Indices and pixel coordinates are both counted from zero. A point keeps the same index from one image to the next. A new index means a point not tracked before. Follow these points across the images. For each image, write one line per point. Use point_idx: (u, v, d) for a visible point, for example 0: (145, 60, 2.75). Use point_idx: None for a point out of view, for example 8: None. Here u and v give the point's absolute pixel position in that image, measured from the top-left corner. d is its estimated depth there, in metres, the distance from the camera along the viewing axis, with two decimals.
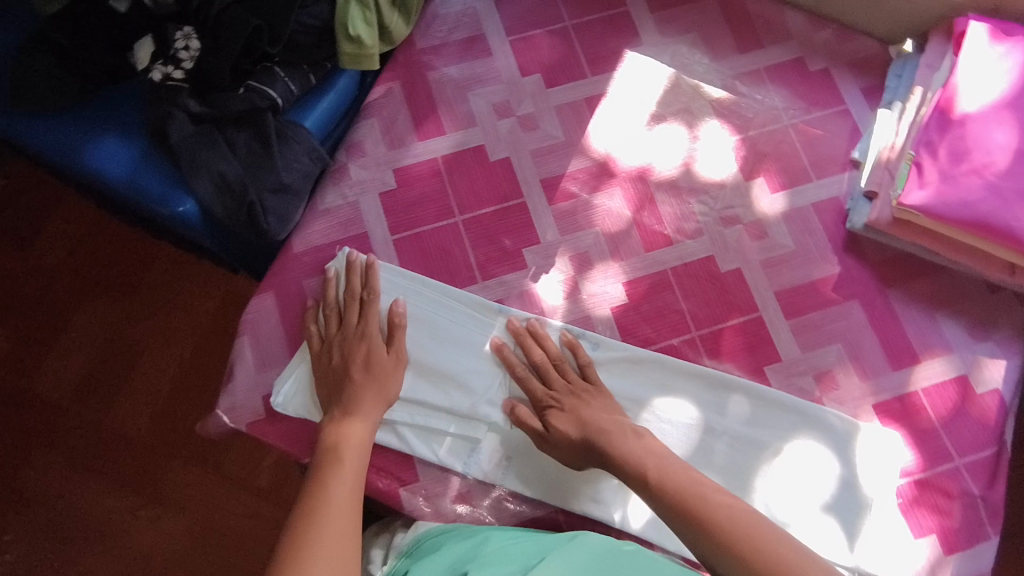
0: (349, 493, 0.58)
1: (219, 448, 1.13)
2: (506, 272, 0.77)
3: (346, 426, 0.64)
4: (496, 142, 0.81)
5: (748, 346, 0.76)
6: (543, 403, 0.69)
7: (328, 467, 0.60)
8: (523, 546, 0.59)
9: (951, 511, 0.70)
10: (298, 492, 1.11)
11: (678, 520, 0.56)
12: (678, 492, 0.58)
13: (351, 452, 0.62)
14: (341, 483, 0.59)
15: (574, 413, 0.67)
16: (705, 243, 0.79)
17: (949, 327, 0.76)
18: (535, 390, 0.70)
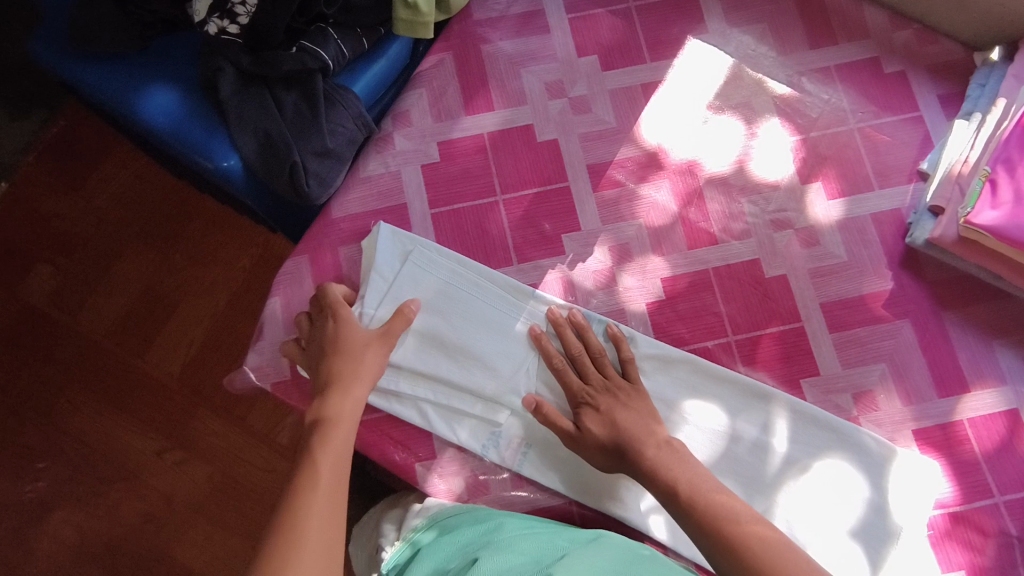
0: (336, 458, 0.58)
1: (246, 402, 1.17)
2: (542, 257, 0.76)
3: (344, 385, 0.65)
4: (545, 123, 0.80)
5: (786, 356, 0.73)
6: (578, 398, 0.68)
7: (325, 425, 0.61)
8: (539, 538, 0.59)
9: (985, 550, 0.67)
10: None
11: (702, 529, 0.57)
12: (711, 512, 0.58)
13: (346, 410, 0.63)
14: (337, 441, 0.60)
15: (608, 415, 0.66)
16: (751, 246, 0.76)
17: (1005, 357, 0.72)
18: (573, 384, 0.69)
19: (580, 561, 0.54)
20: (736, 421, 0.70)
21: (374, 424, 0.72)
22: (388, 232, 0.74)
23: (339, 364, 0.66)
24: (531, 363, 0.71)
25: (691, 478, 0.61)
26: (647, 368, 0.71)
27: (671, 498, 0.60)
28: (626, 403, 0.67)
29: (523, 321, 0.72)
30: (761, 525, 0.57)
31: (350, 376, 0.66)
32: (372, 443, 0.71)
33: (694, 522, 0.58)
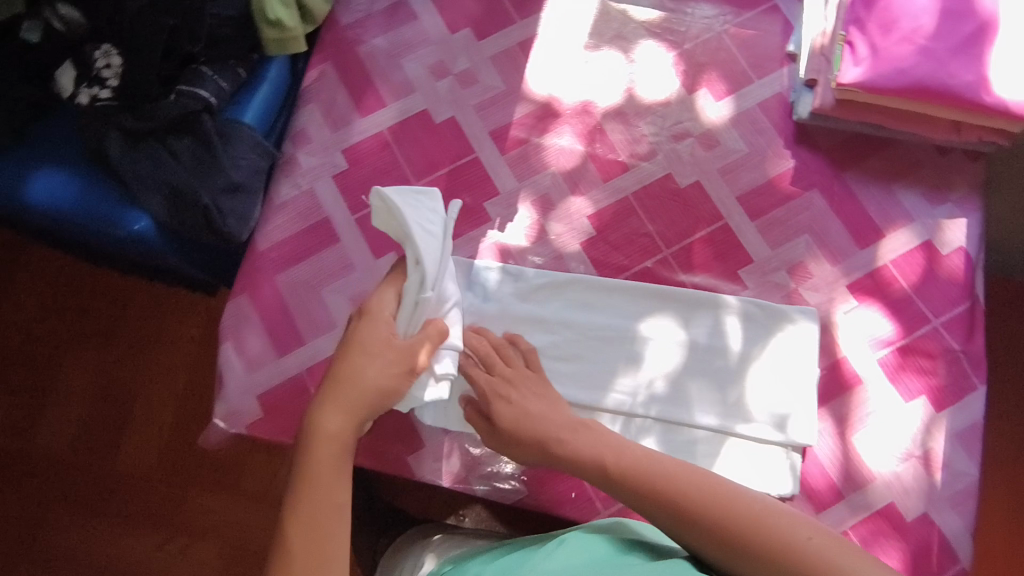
0: (324, 501, 0.51)
1: (241, 456, 1.15)
2: (472, 230, 0.78)
3: (321, 413, 0.55)
4: (439, 104, 0.82)
5: (719, 254, 0.78)
6: (484, 391, 0.66)
7: (306, 461, 0.53)
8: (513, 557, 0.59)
9: (936, 371, 0.73)
10: None
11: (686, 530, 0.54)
12: (684, 494, 0.55)
13: (317, 471, 0.52)
14: (326, 479, 0.52)
15: (521, 407, 0.64)
16: (660, 163, 0.80)
17: (906, 197, 0.78)
18: (482, 383, 0.67)
19: None
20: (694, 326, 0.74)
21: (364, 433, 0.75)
22: (393, 208, 0.61)
23: (330, 412, 0.55)
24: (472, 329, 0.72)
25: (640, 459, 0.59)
26: (604, 304, 0.75)
27: (627, 493, 0.58)
28: (537, 392, 0.66)
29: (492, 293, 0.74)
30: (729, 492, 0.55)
31: (325, 429, 0.54)
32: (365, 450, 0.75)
33: (667, 508, 0.55)
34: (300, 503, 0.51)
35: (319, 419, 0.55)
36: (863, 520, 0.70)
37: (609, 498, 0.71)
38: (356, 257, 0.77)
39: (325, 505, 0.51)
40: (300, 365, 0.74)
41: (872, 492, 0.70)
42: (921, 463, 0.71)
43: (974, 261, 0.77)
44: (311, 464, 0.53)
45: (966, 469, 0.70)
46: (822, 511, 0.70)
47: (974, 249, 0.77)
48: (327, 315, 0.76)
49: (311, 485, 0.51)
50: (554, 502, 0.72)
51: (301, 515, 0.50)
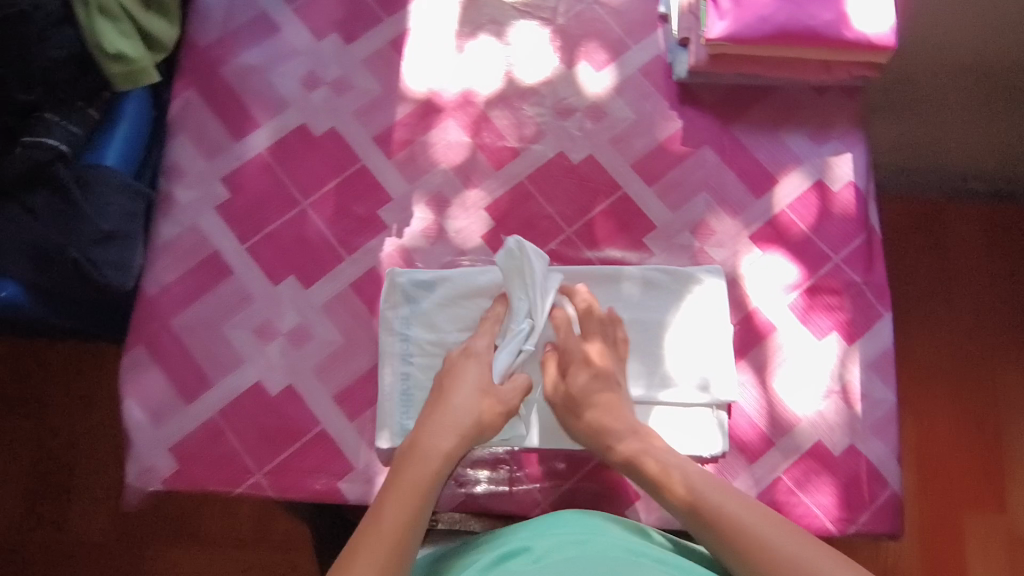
0: (402, 515, 0.54)
1: (191, 504, 1.00)
2: (369, 240, 0.76)
3: (426, 441, 0.60)
4: (316, 115, 0.79)
5: (623, 224, 0.77)
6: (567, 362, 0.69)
7: (395, 476, 0.58)
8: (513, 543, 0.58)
9: (843, 305, 0.75)
10: (266, 554, 0.98)
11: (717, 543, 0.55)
12: (725, 534, 0.54)
13: (414, 483, 0.57)
14: (414, 489, 0.57)
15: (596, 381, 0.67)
16: (549, 143, 0.79)
17: (793, 140, 0.80)
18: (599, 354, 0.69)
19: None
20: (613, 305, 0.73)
21: (283, 467, 0.70)
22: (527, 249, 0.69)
23: (431, 432, 0.61)
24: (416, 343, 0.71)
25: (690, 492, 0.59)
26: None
27: (683, 515, 0.58)
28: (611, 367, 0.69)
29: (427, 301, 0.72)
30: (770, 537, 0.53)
31: (435, 444, 0.60)
32: (288, 483, 0.69)
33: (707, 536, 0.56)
34: (393, 506, 0.55)
35: (424, 428, 0.62)
36: (795, 463, 0.71)
37: (547, 487, 0.70)
38: (255, 287, 0.74)
39: (413, 512, 0.55)
40: (210, 408, 0.71)
41: (800, 434, 0.72)
42: (841, 398, 0.72)
43: (865, 193, 0.79)
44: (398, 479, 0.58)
45: (883, 396, 0.72)
46: (755, 461, 0.71)
47: (864, 182, 0.79)
48: (232, 352, 0.73)
49: (401, 492, 0.56)
50: (498, 500, 0.70)
51: (390, 517, 0.54)
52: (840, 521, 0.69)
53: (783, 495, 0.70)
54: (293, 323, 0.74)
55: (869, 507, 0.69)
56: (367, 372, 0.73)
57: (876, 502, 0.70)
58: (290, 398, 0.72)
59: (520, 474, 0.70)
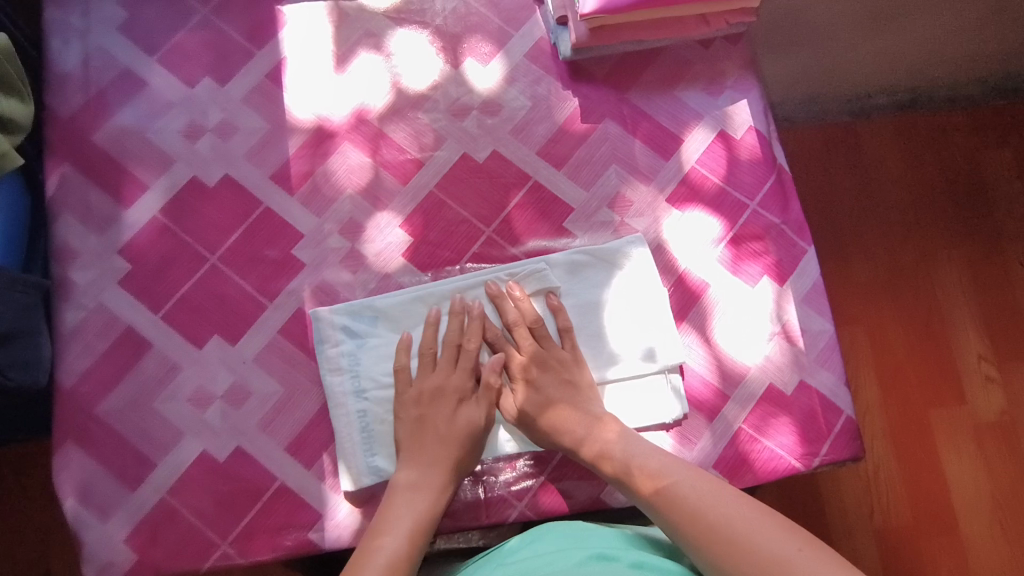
0: (420, 518, 0.61)
1: None
2: (288, 282, 0.73)
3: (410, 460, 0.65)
4: (206, 166, 0.75)
5: (541, 212, 0.76)
6: (495, 386, 0.68)
7: (411, 484, 0.63)
8: (509, 559, 0.58)
9: (767, 249, 0.76)
10: None
11: (697, 535, 0.56)
12: (715, 540, 0.55)
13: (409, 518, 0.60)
14: (429, 506, 0.62)
15: (541, 393, 0.67)
16: (452, 147, 0.77)
17: (689, 97, 0.80)
18: (513, 364, 0.69)
19: None
20: (551, 291, 0.72)
21: (248, 531, 0.67)
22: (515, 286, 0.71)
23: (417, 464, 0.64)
24: (422, 392, 0.67)
25: (684, 489, 0.59)
26: (458, 306, 0.71)
27: (664, 513, 0.58)
28: (555, 379, 0.68)
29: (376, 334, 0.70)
30: (756, 528, 0.55)
31: (424, 482, 0.63)
32: (257, 548, 0.66)
33: (695, 543, 0.56)
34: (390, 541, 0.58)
35: (428, 466, 0.64)
36: (752, 410, 0.72)
37: (520, 489, 0.69)
38: (179, 354, 0.71)
39: (427, 522, 0.61)
40: (158, 489, 0.68)
41: (751, 381, 0.73)
42: (784, 338, 0.74)
43: (767, 134, 0.80)
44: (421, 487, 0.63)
45: (821, 327, 0.74)
46: (715, 418, 0.72)
47: (764, 124, 0.80)
48: (169, 427, 0.69)
49: (398, 532, 0.59)
50: (474, 513, 0.68)
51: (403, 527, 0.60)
52: (805, 457, 0.70)
53: (746, 445, 0.71)
54: (227, 383, 0.70)
55: (828, 437, 0.71)
56: (316, 414, 0.70)
57: (834, 430, 0.71)
58: (240, 459, 0.69)
59: (492, 480, 0.69)
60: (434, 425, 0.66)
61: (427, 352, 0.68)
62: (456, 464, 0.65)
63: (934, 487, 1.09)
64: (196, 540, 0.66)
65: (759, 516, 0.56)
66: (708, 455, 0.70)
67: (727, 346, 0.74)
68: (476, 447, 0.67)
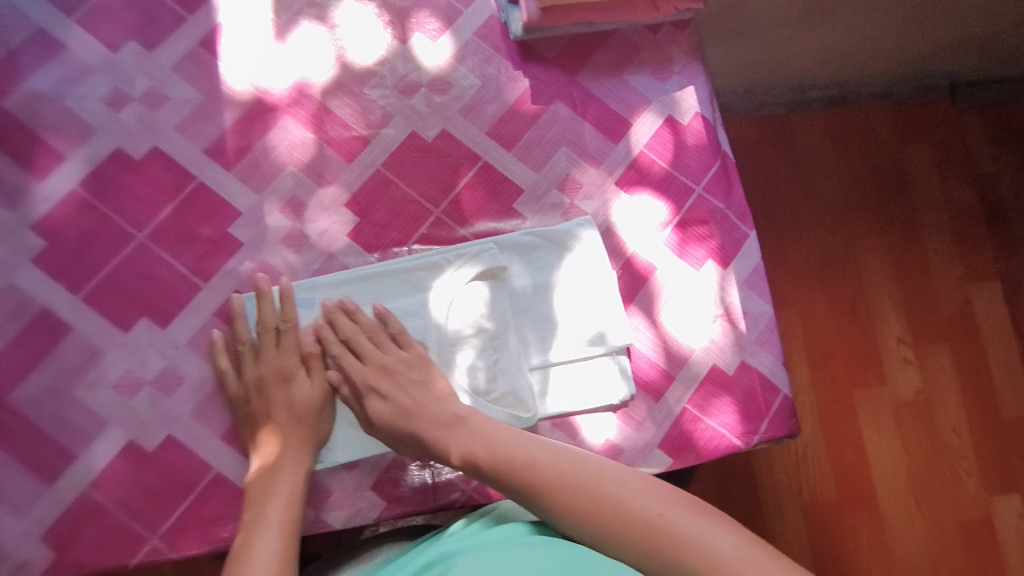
0: (286, 502, 0.60)
1: None
2: (225, 262, 0.69)
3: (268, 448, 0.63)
4: (132, 137, 0.71)
5: (491, 193, 0.75)
6: (370, 386, 0.65)
7: (268, 473, 0.61)
8: (465, 533, 0.58)
9: (712, 233, 0.78)
10: None
11: (608, 528, 0.54)
12: (625, 532, 0.54)
13: (273, 502, 0.60)
14: (290, 488, 0.61)
15: (397, 402, 0.64)
16: (399, 124, 0.75)
17: (638, 81, 0.81)
18: (355, 374, 0.65)
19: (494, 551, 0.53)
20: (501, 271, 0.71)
21: (182, 522, 0.63)
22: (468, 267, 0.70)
23: (271, 439, 0.63)
24: (247, 385, 0.65)
25: (603, 489, 0.55)
26: (407, 289, 0.70)
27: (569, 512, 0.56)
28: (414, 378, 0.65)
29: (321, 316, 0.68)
30: (661, 515, 0.54)
31: (281, 464, 0.62)
32: (192, 540, 0.63)
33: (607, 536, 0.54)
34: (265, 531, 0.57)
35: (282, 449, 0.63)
36: (696, 390, 0.73)
37: (470, 473, 0.68)
38: (103, 338, 0.66)
39: (295, 506, 0.60)
40: (80, 482, 0.63)
41: (695, 362, 0.74)
42: (726, 320, 0.76)
43: (712, 121, 0.81)
44: (278, 469, 0.62)
45: (761, 309, 0.77)
46: (661, 398, 0.73)
47: (709, 111, 0.82)
48: (93, 416, 0.65)
49: (268, 520, 0.58)
50: (423, 498, 0.67)
51: (275, 512, 0.59)
52: (744, 434, 0.73)
53: (690, 424, 0.72)
54: (158, 368, 0.66)
55: (767, 415, 0.74)
56: None
57: (772, 409, 0.74)
58: (172, 448, 0.65)
59: (440, 465, 0.68)
60: (272, 413, 0.64)
61: (243, 348, 0.66)
62: (309, 436, 0.64)
63: (858, 462, 1.16)
64: (123, 533, 0.62)
65: (662, 499, 0.55)
66: (653, 435, 0.72)
67: (673, 327, 0.75)
68: (328, 416, 0.66)
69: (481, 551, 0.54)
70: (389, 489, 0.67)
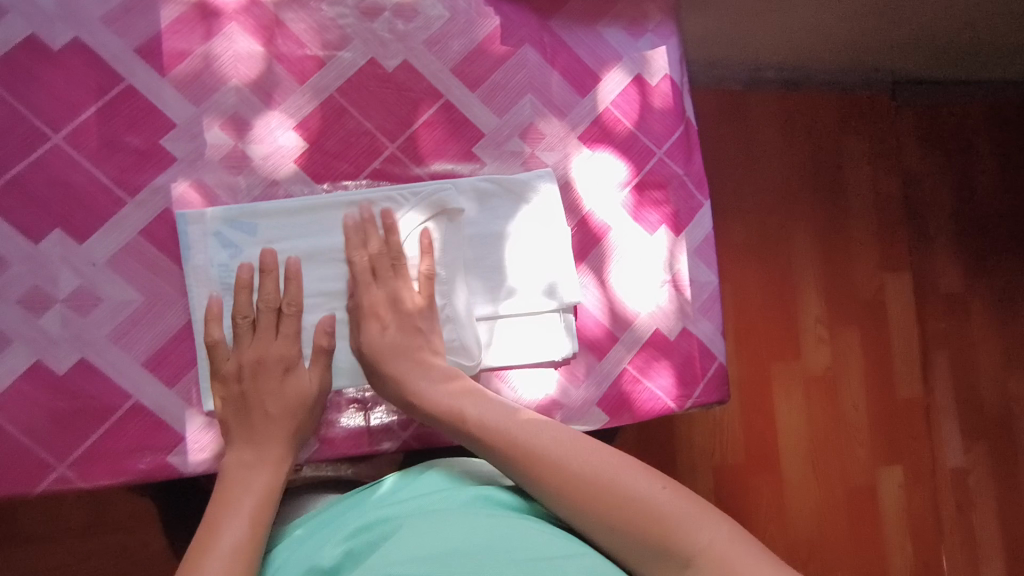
0: (263, 489, 0.57)
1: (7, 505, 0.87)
2: (154, 176, 0.63)
3: (248, 429, 0.60)
4: (50, 25, 0.62)
5: (451, 133, 0.72)
6: (358, 315, 0.64)
7: (249, 454, 0.58)
8: (401, 501, 0.56)
9: (668, 198, 0.78)
10: (109, 539, 0.89)
11: (595, 506, 0.53)
12: (614, 511, 0.53)
13: (250, 497, 0.56)
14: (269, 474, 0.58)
15: (389, 334, 0.64)
16: (359, 48, 0.70)
17: (610, 34, 0.79)
18: (364, 295, 0.64)
19: (431, 520, 0.51)
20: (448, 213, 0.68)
21: (94, 452, 0.59)
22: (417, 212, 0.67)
23: (250, 424, 0.60)
24: (242, 364, 0.60)
25: (597, 467, 0.55)
26: None
27: (557, 489, 0.55)
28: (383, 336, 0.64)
29: (254, 245, 0.63)
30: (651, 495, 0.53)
31: (261, 458, 0.58)
32: (104, 471, 0.59)
33: (596, 513, 0.53)
34: (235, 506, 0.55)
35: (266, 440, 0.59)
36: (637, 353, 0.75)
37: (407, 420, 0.67)
38: (7, 247, 0.60)
39: (269, 494, 0.57)
40: None
41: (639, 325, 0.75)
42: (672, 286, 0.77)
43: (679, 85, 0.80)
44: (261, 453, 0.59)
45: (707, 279, 0.78)
46: (603, 357, 0.74)
47: (678, 74, 0.81)
48: None
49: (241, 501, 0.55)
50: (356, 441, 0.66)
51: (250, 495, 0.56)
52: (678, 398, 0.75)
53: (628, 384, 0.74)
54: (72, 286, 0.61)
55: (701, 381, 0.76)
56: (181, 328, 0.62)
57: (706, 375, 0.76)
58: (84, 373, 0.60)
59: (376, 410, 0.67)
60: (261, 402, 0.60)
61: (241, 323, 0.61)
62: (294, 433, 0.60)
63: (768, 430, 1.23)
64: (25, 460, 0.58)
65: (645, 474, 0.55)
66: (593, 393, 0.73)
67: (621, 290, 0.75)
68: (314, 410, 0.62)
69: (416, 519, 0.52)
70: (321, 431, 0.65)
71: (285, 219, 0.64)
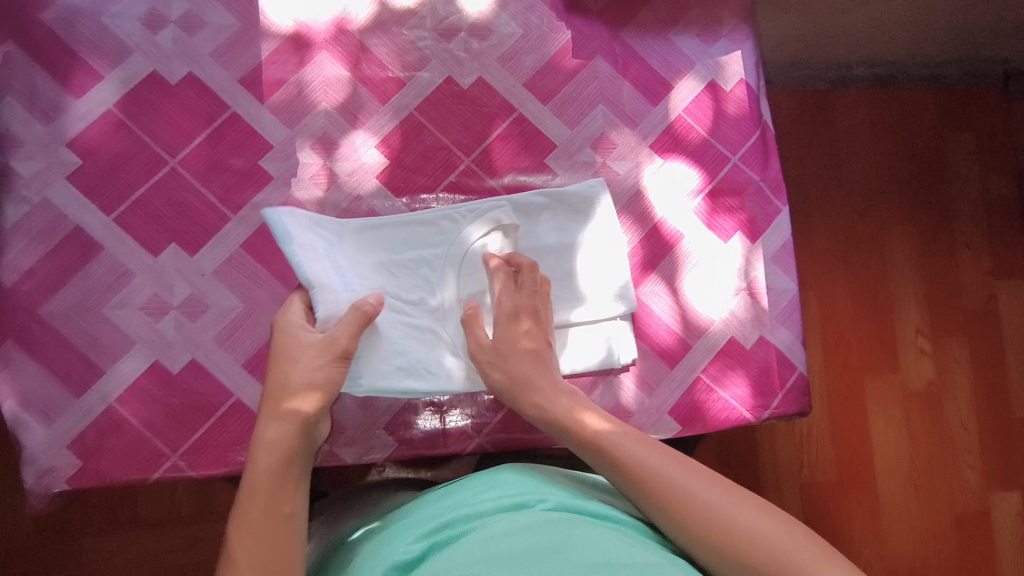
0: (280, 450, 0.57)
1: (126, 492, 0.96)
2: (254, 195, 0.70)
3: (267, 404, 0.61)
4: (168, 62, 0.70)
5: (523, 146, 0.74)
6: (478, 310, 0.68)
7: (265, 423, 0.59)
8: (476, 502, 0.57)
9: (744, 205, 0.76)
10: (210, 526, 0.97)
11: (694, 525, 0.52)
12: (715, 532, 0.51)
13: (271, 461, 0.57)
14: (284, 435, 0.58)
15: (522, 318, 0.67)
16: (436, 68, 0.74)
17: (683, 42, 0.79)
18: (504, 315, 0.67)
19: (501, 525, 0.52)
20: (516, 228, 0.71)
21: (201, 444, 0.65)
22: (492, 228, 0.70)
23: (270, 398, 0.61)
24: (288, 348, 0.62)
25: (688, 489, 0.54)
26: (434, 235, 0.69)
27: (659, 503, 0.54)
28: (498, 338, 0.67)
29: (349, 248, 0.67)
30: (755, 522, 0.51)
31: (277, 421, 0.59)
32: (209, 461, 0.65)
33: (697, 534, 0.52)
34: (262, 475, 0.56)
35: (280, 411, 0.59)
36: (711, 361, 0.74)
37: (480, 423, 0.70)
38: (131, 260, 0.67)
39: (291, 455, 0.58)
40: (105, 397, 0.65)
41: (713, 333, 0.74)
42: (748, 294, 0.75)
43: (756, 89, 0.79)
44: (275, 419, 0.59)
45: (786, 286, 0.76)
46: (676, 365, 0.73)
47: (754, 79, 0.79)
48: (119, 334, 0.66)
49: (268, 469, 0.56)
50: (432, 443, 0.69)
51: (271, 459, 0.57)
52: (755, 409, 0.73)
53: (702, 394, 0.73)
54: (184, 294, 0.68)
55: (779, 392, 0.74)
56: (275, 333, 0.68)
57: (786, 386, 0.74)
58: (194, 373, 0.67)
59: (451, 414, 0.70)
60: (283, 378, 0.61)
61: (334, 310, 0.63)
62: (304, 388, 0.60)
63: (861, 446, 1.16)
64: (144, 449, 0.65)
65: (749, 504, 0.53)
66: (665, 401, 0.72)
67: (693, 298, 0.75)
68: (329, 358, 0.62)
69: (488, 523, 0.53)
70: (400, 432, 0.68)
71: (373, 229, 0.68)
